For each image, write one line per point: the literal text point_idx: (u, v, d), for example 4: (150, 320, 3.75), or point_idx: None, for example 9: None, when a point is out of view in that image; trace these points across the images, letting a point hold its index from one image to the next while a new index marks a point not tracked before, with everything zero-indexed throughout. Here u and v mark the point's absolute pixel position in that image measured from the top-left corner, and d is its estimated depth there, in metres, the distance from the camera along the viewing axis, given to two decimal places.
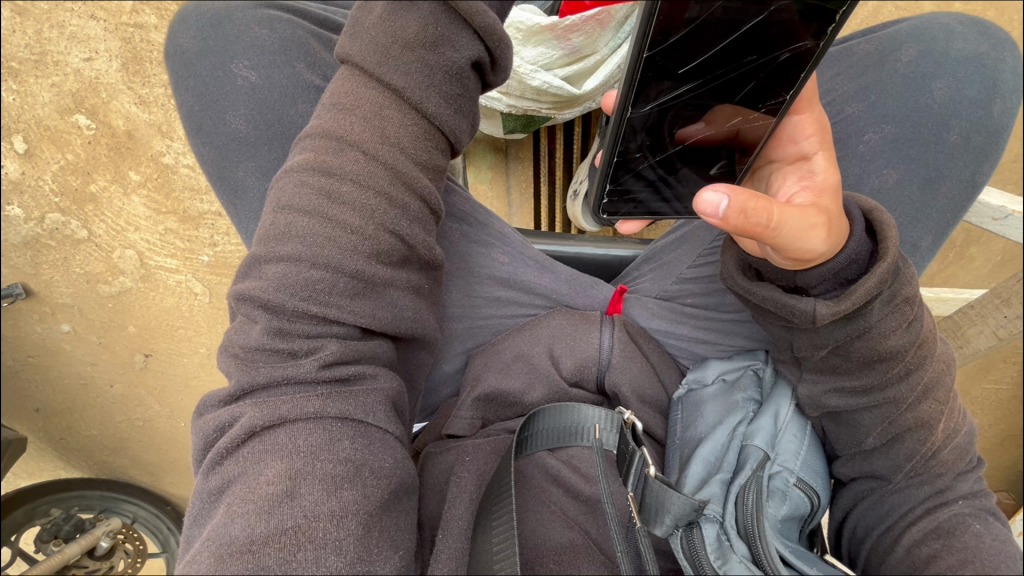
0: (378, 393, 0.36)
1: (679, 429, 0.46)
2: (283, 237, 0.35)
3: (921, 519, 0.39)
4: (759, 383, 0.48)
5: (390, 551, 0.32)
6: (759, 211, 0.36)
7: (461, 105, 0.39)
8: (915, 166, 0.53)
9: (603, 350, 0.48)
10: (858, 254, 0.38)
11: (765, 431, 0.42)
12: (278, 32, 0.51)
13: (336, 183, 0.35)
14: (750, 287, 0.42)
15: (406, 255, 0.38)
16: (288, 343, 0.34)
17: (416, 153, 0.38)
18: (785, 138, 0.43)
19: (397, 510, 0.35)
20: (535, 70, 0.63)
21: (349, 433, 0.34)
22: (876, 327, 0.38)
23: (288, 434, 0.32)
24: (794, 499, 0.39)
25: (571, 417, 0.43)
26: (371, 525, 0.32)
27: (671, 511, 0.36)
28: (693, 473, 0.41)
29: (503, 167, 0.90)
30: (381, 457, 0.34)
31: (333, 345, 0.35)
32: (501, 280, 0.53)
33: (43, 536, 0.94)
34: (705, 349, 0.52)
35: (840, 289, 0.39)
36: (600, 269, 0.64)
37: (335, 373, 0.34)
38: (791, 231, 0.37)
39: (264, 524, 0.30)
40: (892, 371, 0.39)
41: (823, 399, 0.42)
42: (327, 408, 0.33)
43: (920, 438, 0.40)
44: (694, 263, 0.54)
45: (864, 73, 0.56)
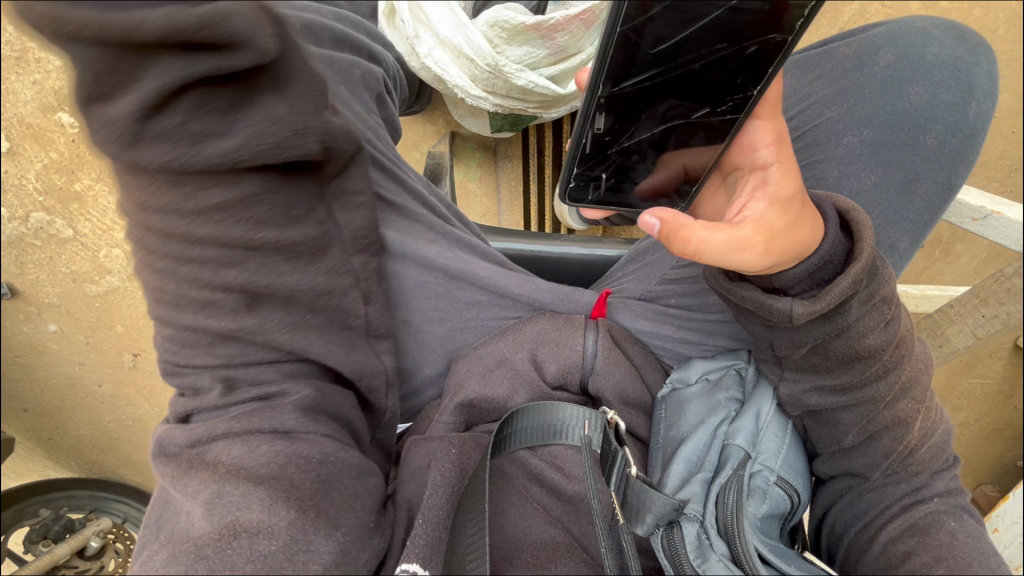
0: (288, 403, 0.37)
1: (662, 428, 0.46)
2: (156, 296, 0.37)
3: (896, 517, 0.40)
4: (742, 382, 0.48)
5: (329, 529, 0.34)
6: (678, 243, 0.38)
7: (195, 134, 0.32)
8: (893, 168, 0.54)
9: (587, 355, 0.48)
10: (833, 256, 0.39)
11: (747, 430, 0.43)
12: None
13: (162, 245, 0.35)
14: (730, 287, 0.42)
15: (251, 295, 0.37)
16: (193, 378, 0.37)
17: (165, 205, 0.34)
18: (746, 145, 0.41)
19: (339, 492, 0.37)
20: (520, 70, 0.62)
21: (267, 438, 0.36)
22: (854, 326, 0.39)
23: (212, 451, 0.35)
24: (775, 498, 0.39)
25: (555, 416, 0.44)
26: (304, 509, 0.34)
27: (653, 509, 0.38)
28: (674, 472, 0.42)
29: (492, 164, 0.91)
30: (304, 452, 0.36)
31: (219, 373, 0.37)
32: (482, 286, 0.51)
33: (32, 536, 0.94)
34: (691, 349, 0.53)
35: (817, 288, 0.40)
36: (583, 271, 0.64)
37: (239, 397, 0.37)
38: (716, 254, 0.38)
39: (210, 522, 0.32)
40: (870, 370, 0.40)
41: (804, 398, 0.42)
42: (233, 426, 0.36)
43: (897, 436, 0.41)
44: (678, 263, 0.54)
45: (843, 76, 0.56)
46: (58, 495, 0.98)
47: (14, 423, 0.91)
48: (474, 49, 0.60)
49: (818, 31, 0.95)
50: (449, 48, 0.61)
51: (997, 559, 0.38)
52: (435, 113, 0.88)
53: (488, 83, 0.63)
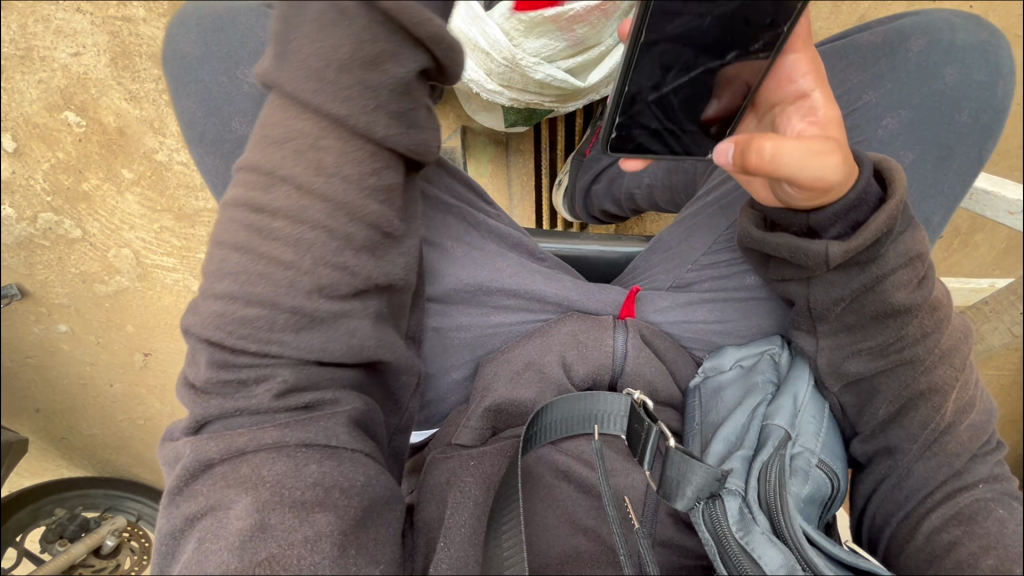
0: (339, 415, 0.36)
1: (698, 414, 0.46)
2: (220, 273, 0.33)
3: (941, 505, 0.38)
4: (776, 366, 0.46)
5: (371, 565, 0.33)
6: (758, 150, 0.36)
7: (413, 117, 0.34)
8: (928, 146, 0.52)
9: (617, 352, 0.46)
10: (869, 195, 0.38)
11: (787, 410, 0.42)
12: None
13: (266, 219, 0.33)
14: (765, 239, 0.43)
15: (359, 286, 0.36)
16: (241, 373, 0.34)
17: (353, 175, 0.33)
18: (783, 77, 0.41)
19: (374, 524, 0.35)
20: (539, 63, 0.60)
21: (315, 456, 0.34)
22: (889, 278, 0.39)
23: (250, 465, 0.32)
24: (816, 479, 0.39)
25: (590, 405, 0.42)
26: (347, 543, 0.32)
27: (694, 481, 0.37)
28: (713, 451, 0.41)
29: (503, 160, 0.89)
30: (351, 476, 0.35)
31: (284, 372, 0.34)
32: (510, 290, 0.49)
33: (48, 536, 0.95)
34: (719, 338, 0.51)
35: (852, 232, 0.39)
36: (607, 267, 0.62)
37: (289, 403, 0.34)
38: (796, 157, 0.36)
39: (239, 558, 0.29)
40: (907, 329, 0.39)
41: (844, 364, 0.42)
42: (286, 437, 0.34)
43: (934, 405, 0.40)
44: (710, 249, 0.52)
45: (876, 62, 0.54)
46: (72, 494, 0.99)
47: (27, 423, 0.91)
48: (492, 44, 0.59)
49: (839, 17, 0.93)
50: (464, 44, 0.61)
51: None
52: (447, 107, 0.84)
53: (503, 76, 0.61)
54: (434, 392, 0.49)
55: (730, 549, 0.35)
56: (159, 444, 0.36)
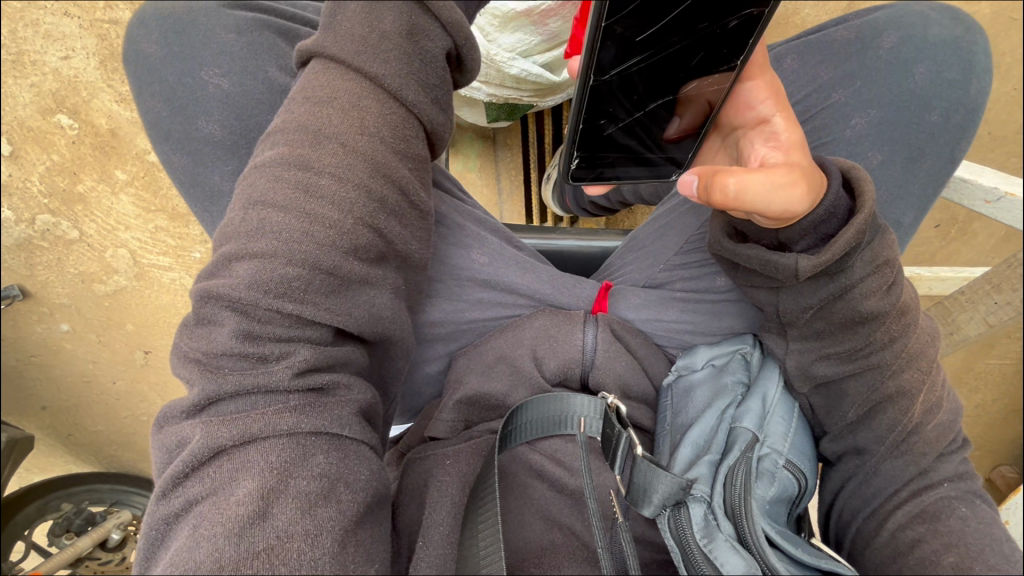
0: (351, 404, 0.35)
1: (668, 415, 0.46)
2: (256, 233, 0.33)
3: (907, 502, 0.39)
4: (747, 366, 0.47)
5: (367, 564, 0.31)
6: (721, 190, 0.38)
7: (436, 94, 0.40)
8: (899, 147, 0.52)
9: (587, 350, 0.46)
10: (836, 209, 0.40)
11: (755, 412, 0.42)
12: (245, 35, 0.49)
13: (314, 176, 0.34)
14: (736, 249, 0.44)
15: (382, 252, 0.37)
16: (269, 343, 0.33)
17: (393, 138, 0.37)
18: (742, 104, 0.44)
19: (369, 521, 0.34)
20: (513, 58, 0.60)
21: (324, 446, 0.32)
22: (857, 287, 0.39)
23: (259, 450, 0.31)
24: (784, 481, 0.39)
25: (556, 408, 0.42)
26: (348, 540, 0.31)
27: (660, 490, 0.37)
28: (682, 455, 0.42)
29: (491, 154, 0.90)
30: (357, 470, 0.33)
31: (306, 351, 0.33)
32: (482, 282, 0.49)
33: (55, 530, 0.97)
34: (690, 336, 0.50)
35: (821, 245, 0.40)
36: (581, 264, 0.62)
37: (308, 382, 0.33)
38: (758, 191, 0.38)
39: (234, 547, 0.28)
40: (875, 335, 0.40)
41: (811, 368, 0.42)
42: (301, 423, 0.32)
43: (901, 408, 0.40)
44: (681, 249, 0.52)
45: (847, 60, 0.54)
46: (80, 489, 1.01)
47: (31, 420, 0.97)
48: None
49: (827, 5, 0.93)
50: None
51: (1009, 544, 0.37)
52: None
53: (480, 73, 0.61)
54: (409, 387, 0.50)
55: (694, 557, 0.35)
56: (155, 424, 0.34)
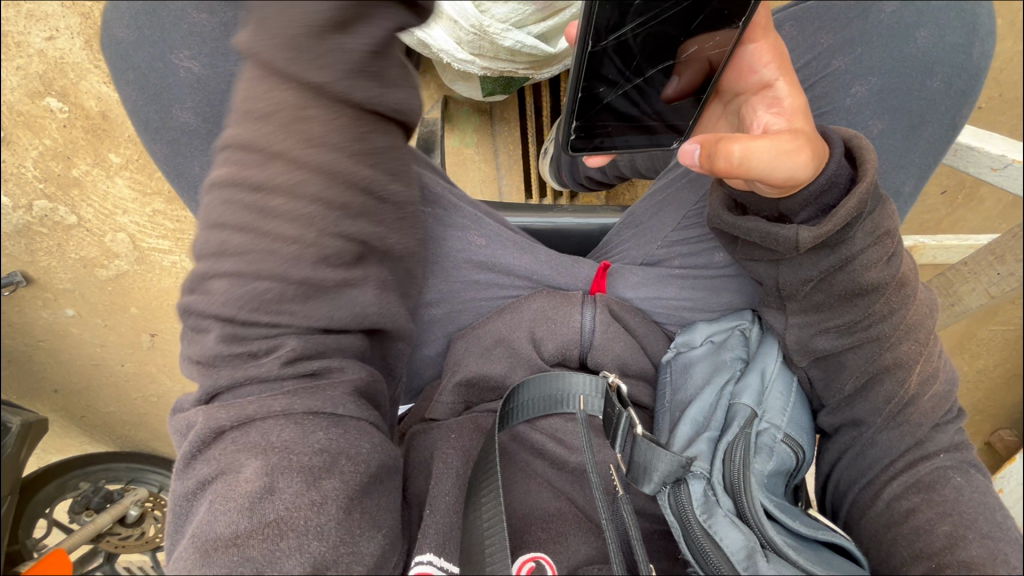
0: (346, 383, 0.35)
1: (667, 392, 0.46)
2: (220, 253, 0.31)
3: (903, 472, 0.40)
4: (746, 342, 0.47)
5: (373, 528, 0.33)
6: (723, 157, 0.40)
7: None
8: (899, 114, 0.51)
9: (585, 331, 0.46)
10: (838, 178, 0.40)
11: (753, 388, 0.42)
12: (218, 15, 0.47)
13: (267, 198, 0.31)
14: (736, 222, 0.44)
15: (361, 253, 0.35)
16: (262, 331, 0.33)
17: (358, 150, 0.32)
18: (745, 69, 0.45)
19: (377, 489, 0.35)
20: (507, 29, 0.58)
21: (322, 424, 0.33)
22: (858, 258, 0.39)
23: (259, 432, 0.31)
24: (781, 454, 0.40)
25: (555, 386, 0.43)
26: (353, 507, 0.32)
27: (659, 468, 0.38)
28: (681, 432, 0.42)
29: (488, 128, 0.89)
30: (357, 443, 0.34)
31: (294, 341, 0.33)
32: (479, 264, 0.49)
33: (75, 508, 0.99)
34: (689, 313, 0.50)
35: (822, 215, 0.41)
36: (581, 241, 0.61)
37: (298, 368, 0.33)
38: (762, 159, 0.39)
39: (247, 519, 0.29)
40: (874, 307, 0.40)
41: (811, 342, 0.43)
42: (296, 405, 0.32)
43: (898, 379, 0.41)
44: (680, 224, 0.52)
45: (847, 26, 0.52)
46: (95, 468, 1.02)
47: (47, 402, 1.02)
48: (457, 10, 0.57)
49: None
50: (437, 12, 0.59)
51: (1003, 511, 0.38)
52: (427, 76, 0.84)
53: (472, 44, 0.59)
54: (409, 368, 0.50)
55: (693, 532, 0.36)
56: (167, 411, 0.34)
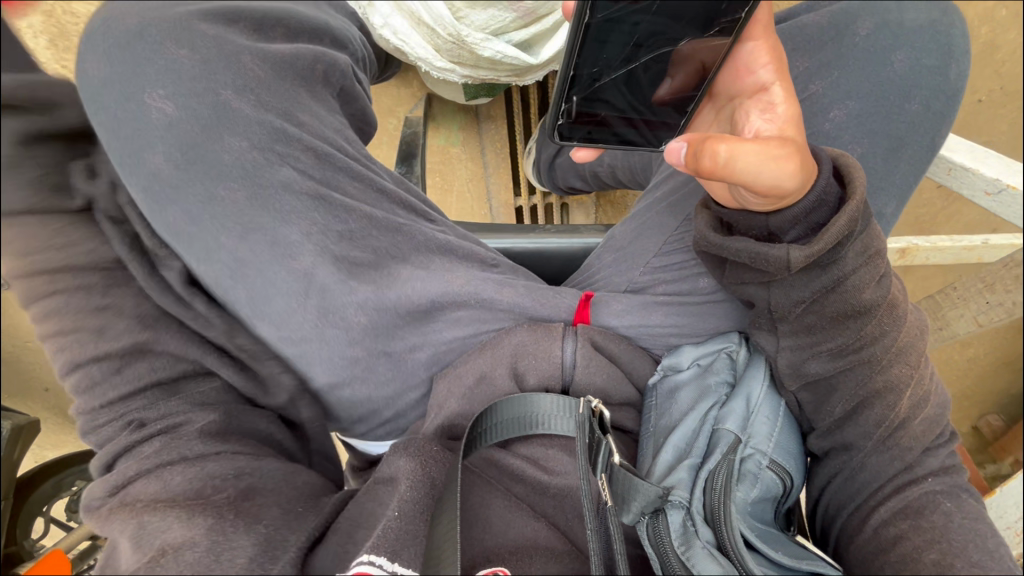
0: (200, 427, 0.37)
1: (652, 417, 0.46)
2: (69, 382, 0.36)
3: (890, 498, 0.40)
4: (733, 365, 0.46)
5: (256, 524, 0.34)
6: (710, 152, 0.36)
7: None
8: (878, 138, 0.49)
9: (565, 363, 0.44)
10: (827, 194, 0.38)
11: (738, 413, 0.42)
12: (200, 52, 0.40)
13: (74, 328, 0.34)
14: (723, 242, 0.41)
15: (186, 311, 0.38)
16: (112, 416, 0.36)
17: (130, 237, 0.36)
18: (742, 70, 0.42)
19: (263, 495, 0.36)
20: (487, 39, 0.58)
21: (182, 465, 0.35)
22: (851, 278, 0.39)
23: (128, 492, 0.34)
24: (766, 482, 0.39)
25: (528, 408, 0.41)
26: (225, 513, 0.33)
27: (638, 498, 0.37)
28: (663, 460, 0.41)
29: (474, 128, 0.87)
30: (221, 464, 0.36)
31: (138, 413, 0.36)
32: (462, 300, 0.45)
33: (67, 507, 0.98)
34: (675, 337, 0.49)
35: (811, 235, 0.39)
36: (564, 262, 0.58)
37: (146, 434, 0.36)
38: (749, 160, 0.36)
39: (138, 552, 0.31)
40: (866, 329, 0.39)
41: (804, 367, 0.41)
42: (147, 461, 0.35)
43: (888, 404, 0.40)
44: (661, 251, 0.50)
45: (822, 49, 0.52)
46: None
47: None
48: (436, 19, 0.55)
49: None
50: (406, 13, 0.55)
51: (994, 536, 0.38)
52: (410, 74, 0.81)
53: (452, 54, 0.59)
54: (392, 410, 0.46)
55: (671, 566, 0.35)
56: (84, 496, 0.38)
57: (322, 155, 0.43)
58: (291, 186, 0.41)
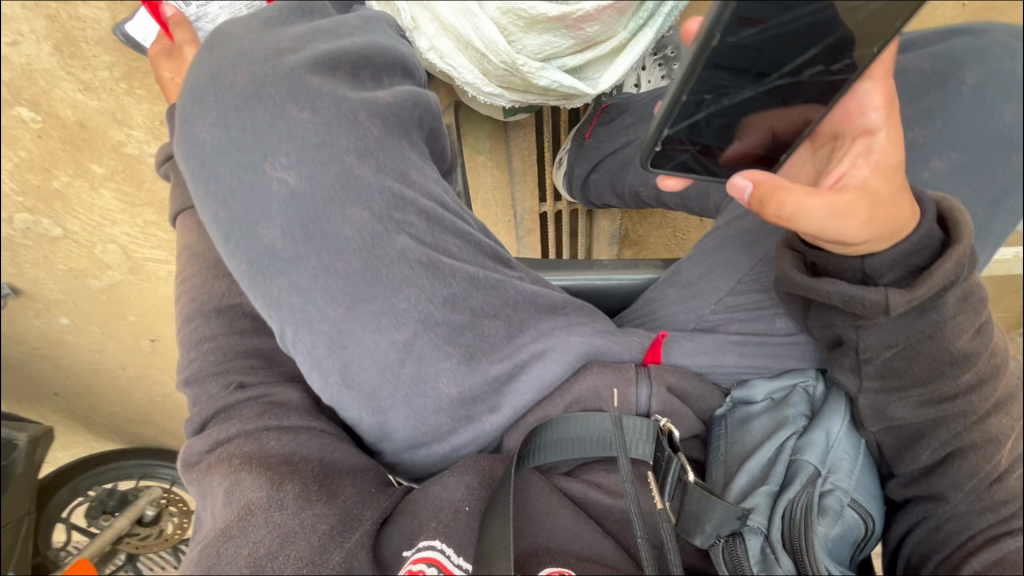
0: (292, 407, 0.41)
1: (723, 446, 0.45)
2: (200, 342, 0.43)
3: (983, 549, 0.38)
4: (810, 399, 0.46)
5: (338, 499, 0.37)
6: (773, 203, 0.39)
7: None
8: (981, 189, 0.52)
9: (641, 406, 0.43)
10: (926, 240, 0.38)
11: (818, 446, 0.41)
12: (321, 114, 0.37)
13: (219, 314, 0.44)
14: (811, 284, 0.41)
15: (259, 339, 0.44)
16: (218, 379, 0.42)
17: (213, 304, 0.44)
18: (853, 109, 0.42)
19: (343, 474, 0.39)
20: (542, 67, 0.51)
21: (275, 435, 0.39)
22: (949, 325, 0.39)
23: (226, 451, 0.38)
24: (847, 520, 0.39)
25: (600, 428, 0.41)
26: (310, 487, 0.36)
27: (712, 519, 0.36)
28: (738, 485, 0.42)
29: (502, 135, 0.83)
30: (307, 445, 0.39)
31: (244, 380, 0.42)
32: (536, 355, 0.43)
33: (93, 513, 1.02)
34: (748, 373, 0.49)
35: (912, 279, 0.39)
36: (620, 299, 0.56)
37: (248, 397, 0.41)
38: (816, 215, 0.38)
39: (231, 509, 0.35)
40: (964, 377, 0.39)
41: (888, 409, 0.41)
42: (247, 427, 0.39)
43: (985, 454, 0.39)
44: (735, 290, 0.48)
45: (927, 94, 0.53)
46: (108, 469, 1.02)
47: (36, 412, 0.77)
48: (489, 45, 0.49)
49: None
50: (453, 37, 0.51)
51: None
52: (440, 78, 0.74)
53: (503, 78, 0.54)
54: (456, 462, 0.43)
55: None
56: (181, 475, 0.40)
57: (432, 215, 0.40)
58: (404, 255, 0.38)
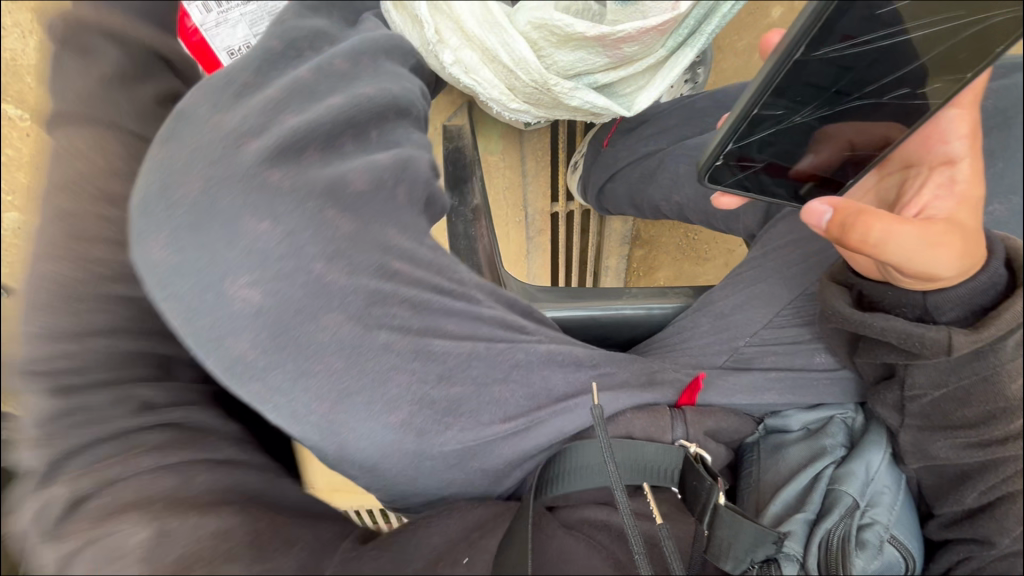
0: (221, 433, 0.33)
1: (755, 471, 0.45)
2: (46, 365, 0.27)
3: None
4: (847, 431, 0.45)
5: (294, 547, 0.31)
6: (860, 226, 0.38)
7: None
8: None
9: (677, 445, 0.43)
10: (997, 280, 0.36)
11: (857, 477, 0.40)
12: (284, 221, 0.32)
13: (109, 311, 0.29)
14: (863, 316, 0.40)
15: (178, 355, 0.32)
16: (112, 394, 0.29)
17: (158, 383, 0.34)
18: (931, 139, 0.42)
19: (293, 519, 0.32)
20: (574, 87, 0.51)
21: (204, 467, 0.31)
22: (1008, 367, 0.37)
23: (133, 490, 0.28)
24: (886, 557, 0.37)
25: (637, 454, 0.41)
26: (263, 534, 0.30)
27: (739, 543, 0.36)
28: (772, 511, 0.41)
29: (516, 134, 0.80)
30: (246, 480, 0.32)
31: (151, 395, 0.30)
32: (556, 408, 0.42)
33: None
34: (781, 405, 0.47)
35: (973, 318, 0.37)
36: (644, 329, 0.55)
37: (162, 420, 0.30)
38: (904, 242, 0.37)
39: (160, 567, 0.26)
40: (1018, 422, 0.37)
41: (930, 446, 0.40)
42: (166, 458, 0.29)
43: None
44: (773, 323, 0.49)
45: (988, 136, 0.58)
46: None
47: None
48: (517, 63, 0.49)
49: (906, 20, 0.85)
50: (479, 49, 0.49)
51: None
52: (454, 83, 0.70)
53: (534, 96, 0.53)
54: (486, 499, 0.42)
55: None
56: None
57: (416, 303, 0.37)
58: (389, 348, 0.35)
